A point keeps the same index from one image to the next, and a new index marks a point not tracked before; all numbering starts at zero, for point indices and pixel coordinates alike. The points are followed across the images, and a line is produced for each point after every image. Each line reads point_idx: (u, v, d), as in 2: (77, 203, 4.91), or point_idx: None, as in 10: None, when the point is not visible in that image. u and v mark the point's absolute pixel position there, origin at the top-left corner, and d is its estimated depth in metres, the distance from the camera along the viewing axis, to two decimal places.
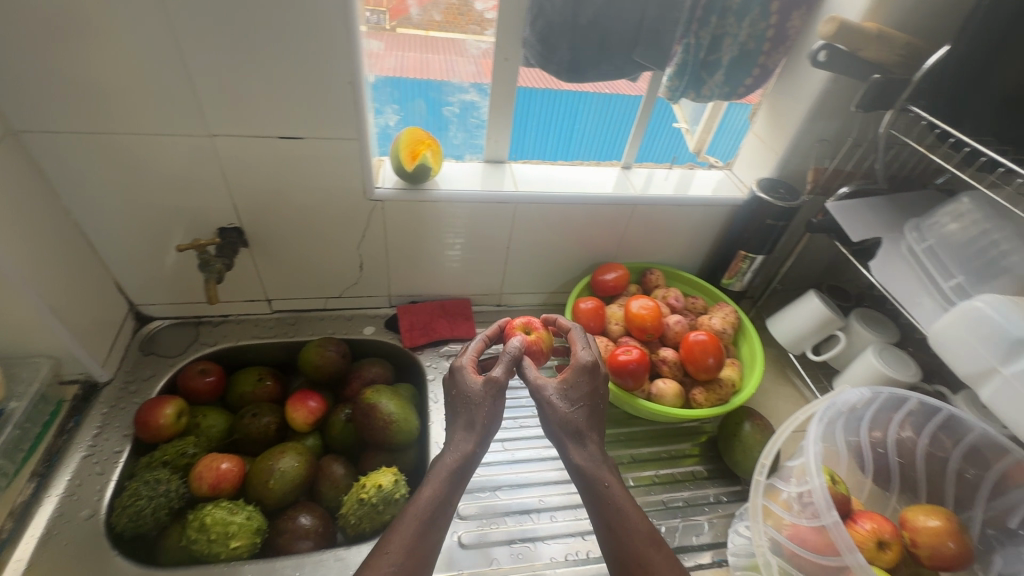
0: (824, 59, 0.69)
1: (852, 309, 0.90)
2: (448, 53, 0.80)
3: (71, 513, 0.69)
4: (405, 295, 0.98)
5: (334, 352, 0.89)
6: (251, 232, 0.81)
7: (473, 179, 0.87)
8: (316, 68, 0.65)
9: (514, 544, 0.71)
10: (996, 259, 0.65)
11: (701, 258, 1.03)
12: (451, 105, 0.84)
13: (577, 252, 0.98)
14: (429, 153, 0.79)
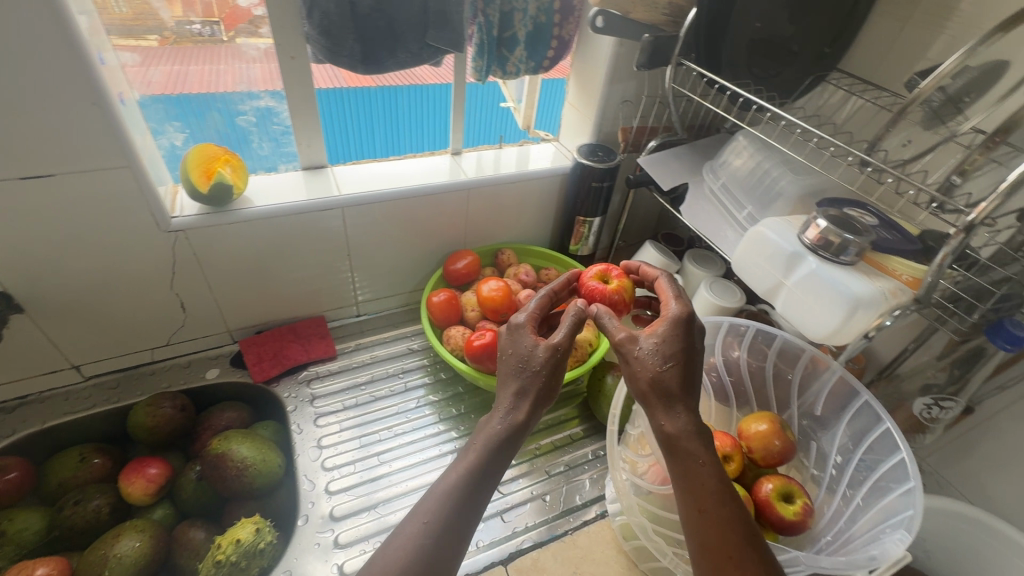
0: (602, 25, 0.72)
1: (685, 252, 0.98)
2: (219, 61, 0.73)
3: None
4: (245, 328, 0.90)
5: (170, 407, 0.79)
6: (25, 300, 0.69)
7: (290, 187, 0.80)
8: (44, 93, 0.56)
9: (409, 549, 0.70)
10: (770, 185, 0.73)
11: (549, 231, 1.06)
12: (243, 114, 0.77)
13: (425, 246, 0.96)
14: (228, 168, 0.72)
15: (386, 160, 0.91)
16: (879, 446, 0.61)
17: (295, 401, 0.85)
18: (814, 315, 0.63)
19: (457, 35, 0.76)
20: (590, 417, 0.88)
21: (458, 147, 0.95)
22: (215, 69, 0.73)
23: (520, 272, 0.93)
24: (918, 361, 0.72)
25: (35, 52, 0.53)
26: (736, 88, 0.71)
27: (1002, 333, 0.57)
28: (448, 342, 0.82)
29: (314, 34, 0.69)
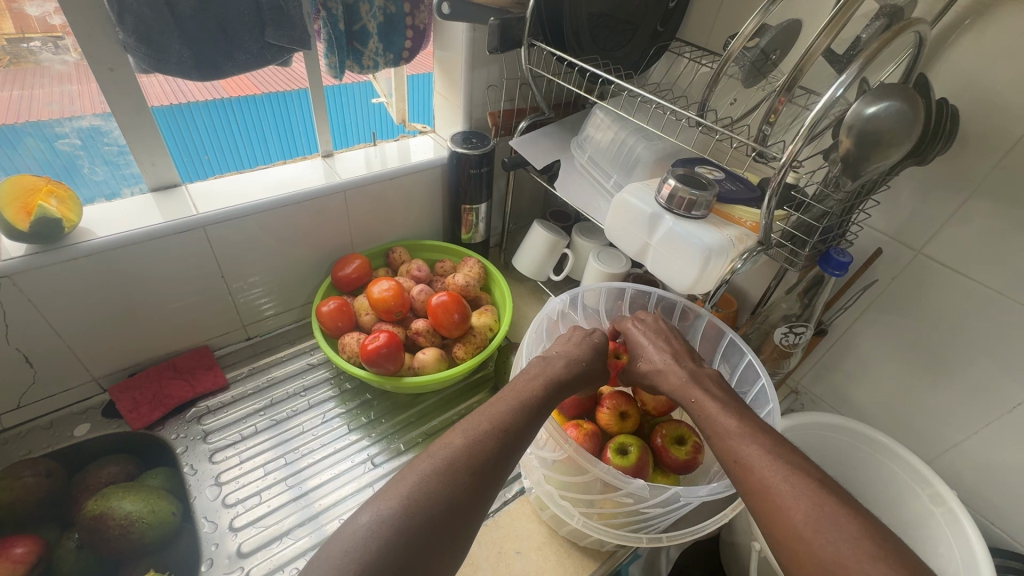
0: (448, 12, 0.71)
1: (572, 227, 1.01)
2: (27, 85, 0.66)
3: None
4: (115, 374, 0.81)
5: (34, 477, 0.70)
6: None
7: (138, 212, 0.73)
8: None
9: None
10: (628, 153, 0.77)
11: (440, 223, 1.06)
12: (64, 136, 0.69)
13: (310, 255, 0.92)
14: (52, 201, 0.65)
15: (250, 171, 0.86)
16: (748, 378, 0.68)
17: (185, 441, 0.79)
18: (679, 269, 0.68)
19: (299, 31, 0.72)
20: None
21: (330, 150, 0.92)
22: (24, 93, 0.66)
23: (412, 268, 0.92)
24: (778, 296, 0.80)
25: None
26: (583, 64, 0.73)
27: (832, 261, 0.65)
28: (343, 350, 0.79)
29: (129, 42, 0.63)
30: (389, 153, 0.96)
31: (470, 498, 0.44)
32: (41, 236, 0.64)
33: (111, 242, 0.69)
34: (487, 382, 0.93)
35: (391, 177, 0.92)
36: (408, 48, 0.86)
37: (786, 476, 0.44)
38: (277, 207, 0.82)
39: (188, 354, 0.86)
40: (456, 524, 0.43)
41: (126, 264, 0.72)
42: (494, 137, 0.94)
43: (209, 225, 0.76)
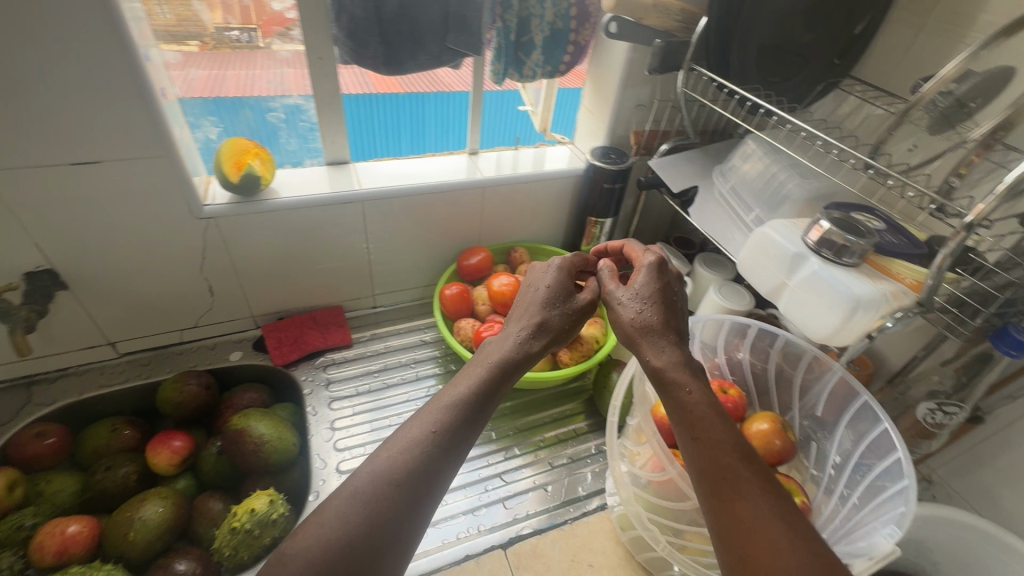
0: (615, 31, 0.75)
1: (696, 255, 0.99)
2: (256, 68, 0.78)
3: None
4: (267, 316, 0.94)
5: (197, 387, 0.84)
6: (68, 277, 0.74)
7: (315, 181, 0.85)
8: (98, 84, 0.61)
9: None
10: (777, 188, 0.74)
11: (561, 231, 1.09)
12: (273, 110, 0.82)
13: (441, 241, 0.99)
14: (257, 162, 0.77)
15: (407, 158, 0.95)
16: (878, 447, 0.62)
17: (312, 384, 0.89)
18: (816, 315, 0.64)
19: (474, 38, 0.79)
20: (595, 414, 0.90)
21: (477, 148, 0.98)
22: (253, 75, 0.78)
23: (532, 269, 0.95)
24: (927, 367, 0.71)
25: (88, 45, 0.58)
26: (744, 92, 0.72)
27: (1008, 339, 0.57)
28: (459, 333, 0.84)
29: (342, 35, 0.74)
30: (528, 158, 1.01)
31: (393, 519, 0.43)
32: (244, 189, 0.77)
33: (294, 203, 0.80)
34: (582, 391, 0.94)
35: (527, 180, 0.97)
36: (567, 61, 0.90)
37: (772, 513, 0.42)
38: (424, 194, 0.90)
39: (325, 310, 0.97)
40: (379, 547, 0.42)
41: (299, 223, 0.83)
42: (633, 155, 0.96)
43: (368, 201, 0.86)
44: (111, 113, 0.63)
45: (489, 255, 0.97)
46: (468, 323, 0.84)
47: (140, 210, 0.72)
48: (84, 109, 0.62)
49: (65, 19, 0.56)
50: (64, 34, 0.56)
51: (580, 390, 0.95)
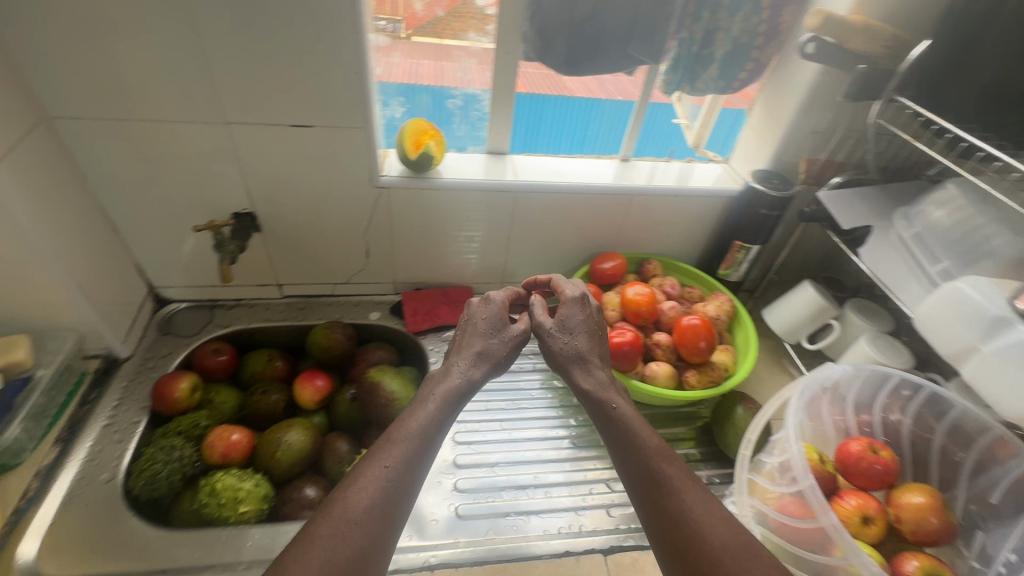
0: (811, 51, 0.72)
1: (849, 299, 0.91)
2: (447, 60, 0.84)
3: (86, 482, 0.70)
4: (407, 285, 1.01)
5: (342, 337, 0.93)
6: (262, 222, 0.85)
7: (477, 167, 0.90)
8: (327, 60, 0.68)
9: (517, 516, 0.73)
10: (980, 242, 0.66)
11: (698, 250, 1.06)
12: (453, 97, 0.87)
13: (577, 241, 1.01)
14: (433, 142, 0.82)
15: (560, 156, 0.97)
16: None
17: (438, 355, 0.95)
18: (1013, 389, 0.57)
19: (656, 47, 0.79)
20: (709, 443, 0.86)
21: (629, 155, 0.98)
22: (444, 67, 0.84)
23: (665, 284, 0.93)
24: None
25: (328, 26, 0.65)
26: (959, 132, 0.65)
27: None
28: None
29: (527, 32, 0.78)
30: (679, 172, 0.99)
31: (371, 542, 0.46)
32: (418, 166, 0.83)
33: (456, 184, 0.86)
34: (695, 417, 0.91)
35: (676, 194, 0.95)
36: (745, 78, 0.87)
37: (702, 505, 0.50)
38: (573, 193, 0.92)
39: (458, 289, 1.02)
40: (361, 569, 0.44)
41: (456, 203, 0.89)
42: (798, 184, 0.90)
43: (521, 192, 0.90)
44: (330, 85, 0.71)
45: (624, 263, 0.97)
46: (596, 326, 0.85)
47: (331, 172, 0.80)
48: (311, 80, 0.70)
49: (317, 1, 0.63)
50: (314, 13, 0.64)
51: (694, 416, 0.91)
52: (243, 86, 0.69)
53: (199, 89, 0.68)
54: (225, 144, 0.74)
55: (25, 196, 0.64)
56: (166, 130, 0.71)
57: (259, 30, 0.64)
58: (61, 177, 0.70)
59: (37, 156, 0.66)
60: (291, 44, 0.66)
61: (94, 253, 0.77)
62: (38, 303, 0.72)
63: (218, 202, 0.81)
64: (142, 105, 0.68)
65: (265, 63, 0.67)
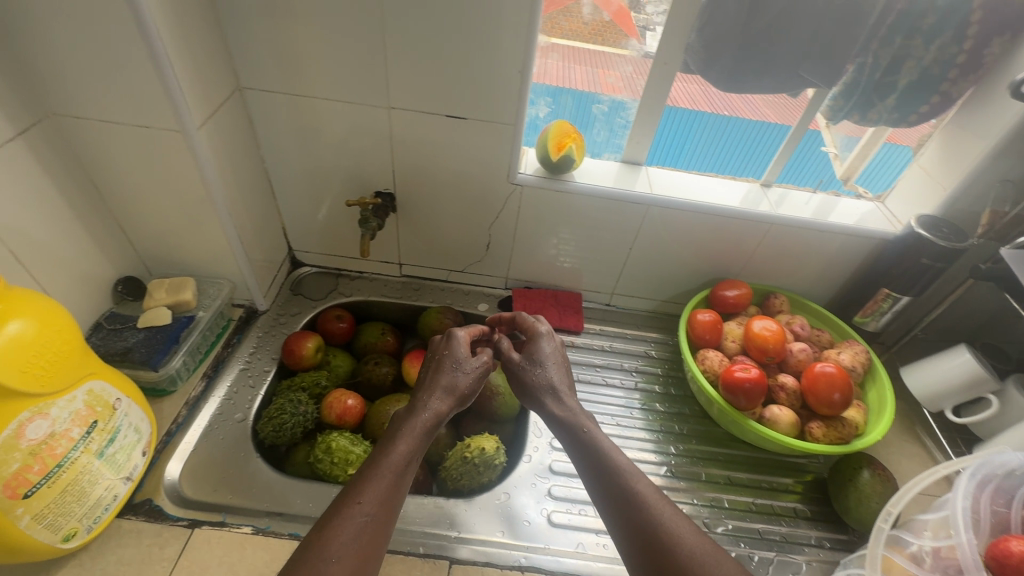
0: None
1: (1014, 373, 0.80)
2: (602, 67, 0.83)
3: (223, 418, 0.77)
4: (517, 282, 1.02)
5: (452, 322, 0.95)
6: (400, 203, 0.89)
7: (612, 176, 0.88)
8: (496, 58, 0.70)
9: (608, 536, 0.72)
10: None
11: (832, 290, 0.98)
12: (599, 102, 0.86)
13: (701, 263, 0.96)
14: (575, 145, 0.82)
15: (696, 173, 0.93)
16: None
17: None
18: None
19: (835, 70, 0.74)
20: (821, 501, 0.80)
21: (771, 181, 0.92)
22: (597, 73, 0.83)
23: (794, 323, 0.86)
24: None
25: (506, 25, 0.67)
26: None
27: None
28: (702, 363, 0.81)
29: (696, 44, 0.76)
30: (827, 203, 0.91)
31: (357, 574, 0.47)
32: (556, 168, 0.83)
33: (589, 190, 0.85)
34: (806, 470, 0.84)
35: (821, 229, 0.88)
36: (930, 112, 0.78)
37: (676, 517, 0.52)
38: (708, 214, 0.88)
39: (567, 293, 1.01)
40: None
41: (587, 210, 0.88)
42: (973, 237, 0.81)
43: (654, 207, 0.87)
44: (492, 81, 0.72)
45: (749, 293, 0.92)
46: (709, 356, 0.81)
47: (473, 164, 0.82)
48: (477, 75, 0.71)
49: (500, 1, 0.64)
50: (495, 12, 0.65)
51: (805, 469, 0.85)
52: (411, 74, 0.71)
53: (371, 73, 0.72)
54: (383, 126, 0.78)
55: (217, 156, 0.71)
56: (334, 108, 0.76)
57: (438, 22, 0.67)
58: (241, 141, 0.78)
59: (228, 121, 0.73)
60: (463, 38, 0.68)
61: (254, 212, 0.84)
62: (206, 251, 0.80)
63: (365, 179, 0.86)
64: (318, 82, 0.73)
65: (436, 54, 0.70)
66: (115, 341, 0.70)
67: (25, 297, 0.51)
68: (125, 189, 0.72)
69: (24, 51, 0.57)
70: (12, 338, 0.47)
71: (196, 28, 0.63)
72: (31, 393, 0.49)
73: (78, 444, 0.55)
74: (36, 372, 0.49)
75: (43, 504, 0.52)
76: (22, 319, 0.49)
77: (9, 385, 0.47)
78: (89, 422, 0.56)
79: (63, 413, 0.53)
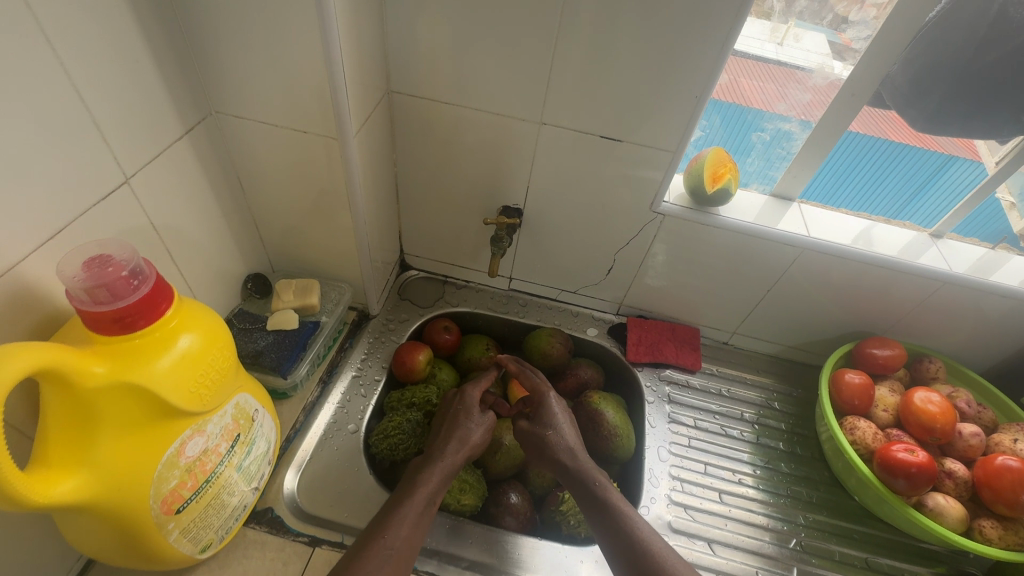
0: None
1: None
2: (779, 81, 0.75)
3: (336, 428, 0.75)
4: (632, 309, 0.95)
5: (562, 347, 0.90)
6: (527, 218, 0.84)
7: (763, 211, 0.80)
8: (672, 81, 0.64)
9: None
10: None
11: (993, 359, 0.86)
12: (762, 131, 0.78)
13: (845, 314, 0.87)
14: (732, 176, 0.75)
15: (854, 214, 0.84)
16: None
17: (657, 394, 0.88)
18: None
19: None
20: None
21: (944, 232, 0.82)
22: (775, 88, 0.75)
23: (957, 399, 0.76)
24: None
25: (691, 47, 0.61)
26: None
27: None
28: (851, 434, 0.73)
29: (898, 77, 0.66)
30: (1010, 263, 0.80)
31: None
32: (707, 200, 0.76)
33: (738, 227, 0.77)
34: (957, 564, 0.75)
35: (1003, 294, 0.77)
36: None
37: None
38: (869, 264, 0.78)
39: (685, 326, 0.94)
40: None
41: (730, 246, 0.80)
42: None
43: (809, 250, 0.78)
44: (661, 101, 0.66)
45: (903, 354, 0.82)
46: (857, 426, 0.73)
47: (617, 187, 0.76)
48: (645, 97, 0.66)
49: (693, 21, 0.59)
50: (683, 32, 0.60)
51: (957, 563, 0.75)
52: (574, 89, 0.66)
53: (531, 83, 0.67)
54: (529, 139, 0.73)
55: (364, 162, 0.68)
56: (482, 116, 0.72)
57: (617, 36, 0.61)
58: (382, 145, 0.75)
59: (376, 126, 0.70)
60: (641, 54, 0.62)
61: (381, 216, 0.82)
62: (333, 254, 0.78)
63: (496, 191, 0.82)
64: (472, 89, 0.69)
65: (607, 69, 0.64)
66: (247, 340, 0.70)
67: (192, 310, 0.50)
68: (267, 190, 0.70)
69: (202, 50, 0.56)
70: (185, 352, 0.47)
71: (366, 33, 0.60)
72: (196, 409, 0.48)
73: (225, 459, 0.53)
74: (202, 389, 0.48)
75: (192, 519, 0.51)
76: (191, 333, 0.48)
77: (181, 401, 0.46)
78: (235, 437, 0.55)
79: (217, 428, 0.52)
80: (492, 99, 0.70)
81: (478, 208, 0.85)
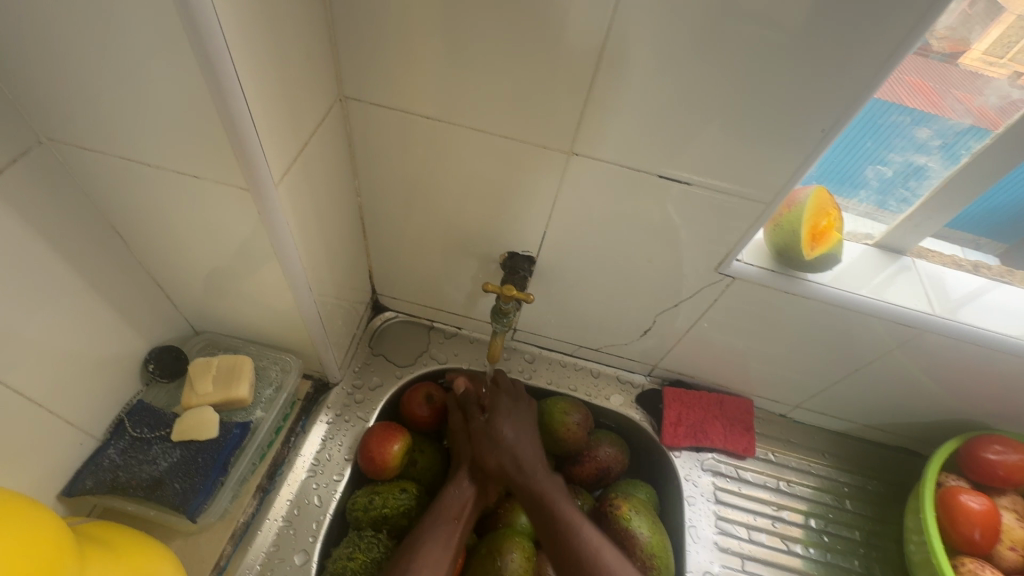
0: None
1: None
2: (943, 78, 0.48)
3: (279, 561, 0.56)
4: (668, 371, 0.75)
5: (580, 427, 0.68)
6: (539, 267, 0.62)
7: (867, 273, 0.58)
8: (766, 103, 0.42)
9: None
10: None
11: None
12: (883, 164, 0.54)
13: (954, 400, 0.66)
14: (835, 233, 0.53)
15: (973, 266, 0.62)
16: None
17: (699, 491, 0.69)
18: None
19: None
20: None
21: None
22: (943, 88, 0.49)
23: None
24: None
25: (805, 50, 0.38)
26: None
27: None
28: None
29: None
30: None
31: None
32: (793, 262, 0.54)
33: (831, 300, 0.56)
34: None
35: None
36: None
37: None
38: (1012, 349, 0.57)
39: (733, 396, 0.74)
40: None
41: (813, 318, 0.59)
42: None
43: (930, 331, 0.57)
44: (746, 132, 0.44)
45: None
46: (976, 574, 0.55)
47: (670, 239, 0.54)
48: (721, 123, 0.44)
49: (820, 9, 0.36)
50: (795, 29, 0.37)
51: None
52: (616, 106, 0.44)
53: (549, 95, 0.45)
54: (545, 170, 0.51)
55: (303, 209, 0.46)
56: (478, 137, 0.49)
57: (686, 31, 0.39)
58: (335, 173, 0.52)
59: (322, 151, 0.48)
60: (724, 59, 0.40)
61: (340, 264, 0.60)
62: (268, 322, 0.57)
63: (498, 233, 0.59)
64: (461, 99, 0.47)
65: (666, 81, 0.42)
66: (142, 469, 0.49)
67: None
68: (165, 248, 0.48)
69: (2, 44, 0.33)
70: None
71: (288, 15, 0.37)
72: None
73: None
74: None
75: None
76: None
77: None
78: None
79: None
80: (491, 114, 0.47)
81: (472, 251, 0.63)
